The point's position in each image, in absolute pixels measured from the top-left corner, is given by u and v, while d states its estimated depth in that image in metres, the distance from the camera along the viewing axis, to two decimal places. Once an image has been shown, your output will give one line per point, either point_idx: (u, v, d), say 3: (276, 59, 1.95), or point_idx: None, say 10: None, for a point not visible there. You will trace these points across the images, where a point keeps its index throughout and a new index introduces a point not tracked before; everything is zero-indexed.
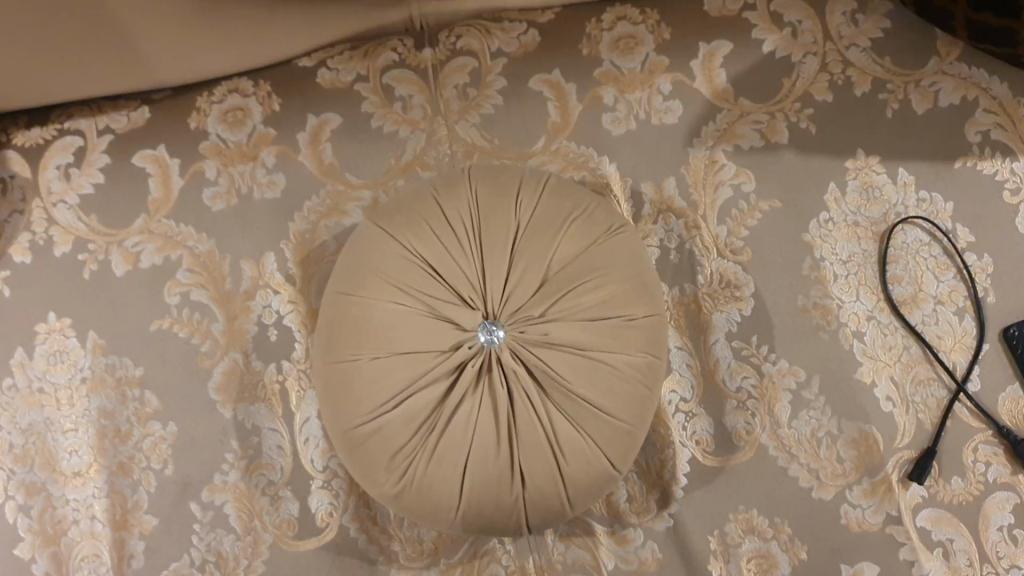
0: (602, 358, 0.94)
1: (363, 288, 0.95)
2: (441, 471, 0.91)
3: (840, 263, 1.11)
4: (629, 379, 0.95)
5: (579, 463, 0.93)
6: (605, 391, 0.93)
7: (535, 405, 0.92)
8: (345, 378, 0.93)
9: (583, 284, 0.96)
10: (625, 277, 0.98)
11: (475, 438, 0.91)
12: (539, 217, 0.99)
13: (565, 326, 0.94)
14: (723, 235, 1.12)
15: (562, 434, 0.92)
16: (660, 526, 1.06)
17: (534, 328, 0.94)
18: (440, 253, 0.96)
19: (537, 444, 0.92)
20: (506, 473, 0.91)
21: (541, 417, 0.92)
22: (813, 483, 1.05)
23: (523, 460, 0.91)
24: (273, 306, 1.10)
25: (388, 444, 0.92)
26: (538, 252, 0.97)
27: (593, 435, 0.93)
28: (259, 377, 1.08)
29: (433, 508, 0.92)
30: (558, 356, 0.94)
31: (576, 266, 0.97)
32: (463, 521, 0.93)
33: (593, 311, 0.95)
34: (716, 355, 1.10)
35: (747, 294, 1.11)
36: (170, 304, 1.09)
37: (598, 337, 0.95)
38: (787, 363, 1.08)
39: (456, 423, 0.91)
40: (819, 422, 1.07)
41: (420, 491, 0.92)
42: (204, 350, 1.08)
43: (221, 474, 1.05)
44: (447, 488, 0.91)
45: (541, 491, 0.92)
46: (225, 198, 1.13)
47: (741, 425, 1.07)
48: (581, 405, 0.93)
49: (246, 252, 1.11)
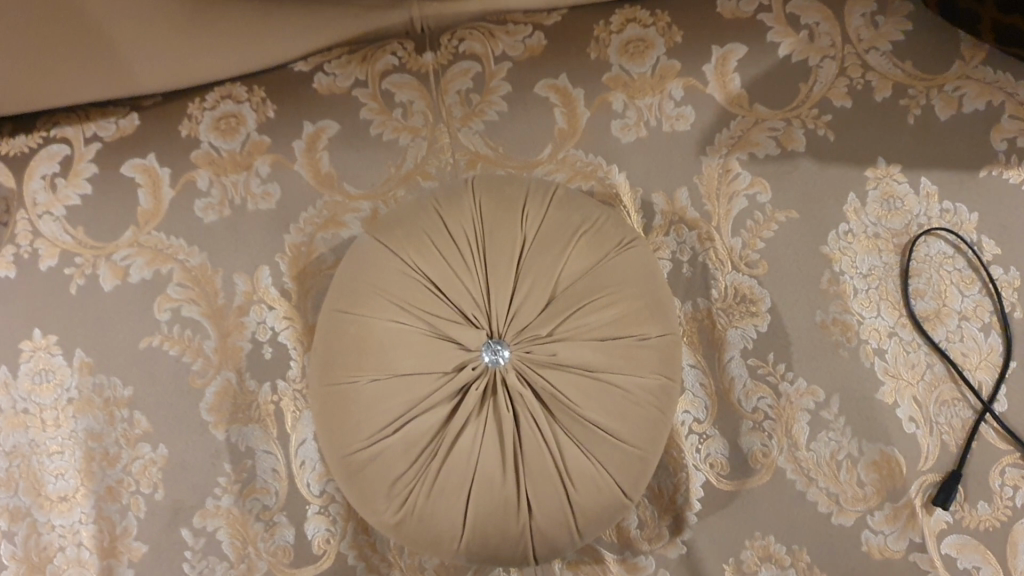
0: (614, 380, 0.89)
1: (361, 306, 0.90)
2: (444, 500, 0.86)
3: (860, 277, 1.06)
4: (642, 402, 0.90)
5: (589, 491, 0.88)
6: (616, 415, 0.89)
7: (543, 430, 0.88)
8: (343, 402, 0.88)
9: (593, 301, 0.91)
10: (637, 294, 0.93)
11: (480, 465, 0.86)
12: (546, 231, 0.94)
13: (574, 345, 0.89)
14: (737, 247, 1.08)
15: (572, 461, 0.88)
16: (673, 553, 1.02)
17: (541, 348, 0.89)
18: (443, 268, 0.92)
19: (545, 471, 0.87)
20: (512, 501, 0.86)
21: (549, 442, 0.88)
22: (833, 508, 1.00)
23: (529, 488, 0.87)
24: (268, 322, 1.05)
25: (388, 471, 0.87)
26: (546, 267, 0.92)
27: (603, 461, 0.89)
28: (253, 397, 1.03)
29: (435, 538, 0.87)
30: (567, 377, 0.89)
31: (586, 283, 0.92)
32: (466, 552, 0.88)
33: (604, 330, 0.90)
34: (731, 373, 1.05)
35: (763, 309, 1.06)
36: (160, 320, 1.05)
37: (609, 358, 0.90)
38: (805, 382, 1.04)
39: (460, 449, 0.87)
40: (838, 444, 1.02)
41: (422, 520, 0.87)
42: (195, 368, 1.04)
43: (213, 498, 1.01)
44: (450, 517, 0.86)
45: (548, 520, 0.87)
46: (218, 209, 1.08)
47: (758, 447, 1.03)
48: (590, 429, 0.88)
49: (241, 266, 1.07)
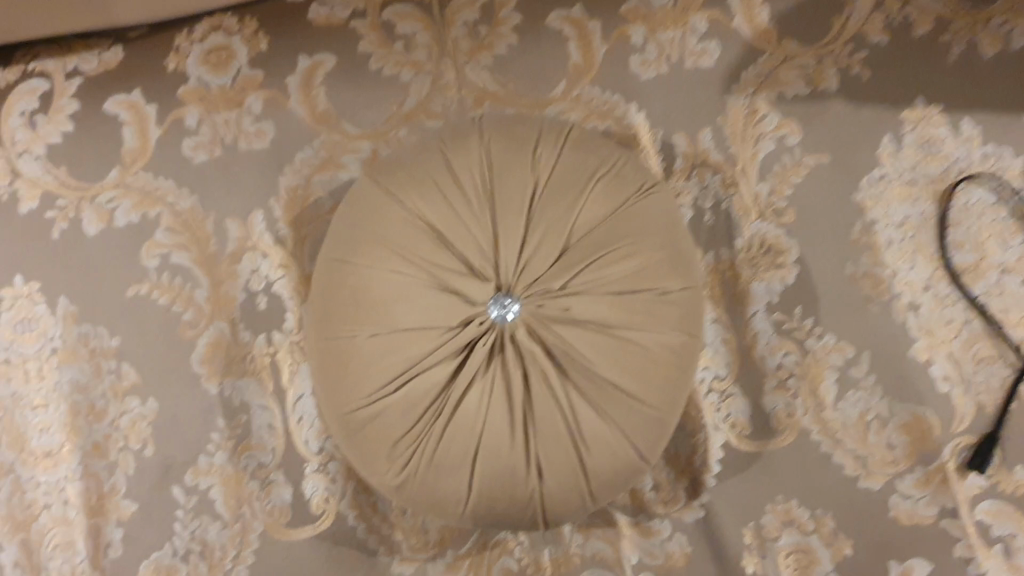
0: (631, 337, 0.83)
1: (361, 256, 0.84)
2: (449, 461, 0.81)
3: (895, 227, 0.99)
4: (662, 360, 0.84)
5: (603, 455, 0.82)
6: (633, 375, 0.83)
7: (554, 389, 0.82)
8: (342, 359, 0.83)
9: (610, 252, 0.85)
10: (657, 245, 0.86)
11: (487, 426, 0.81)
12: (560, 175, 0.86)
13: (589, 300, 0.83)
14: (763, 194, 1.01)
15: (586, 422, 0.82)
16: (691, 517, 0.96)
17: (553, 302, 0.83)
18: (448, 215, 0.85)
19: (556, 433, 0.81)
20: (521, 465, 0.81)
21: (561, 402, 0.82)
22: (859, 472, 0.95)
23: (540, 451, 0.81)
24: (262, 270, 0.99)
25: (391, 432, 0.82)
26: (559, 215, 0.85)
27: (619, 424, 0.83)
28: (247, 350, 0.98)
29: (440, 502, 0.82)
30: (581, 334, 0.83)
31: (602, 232, 0.85)
32: (472, 516, 0.83)
33: (621, 284, 0.84)
34: (755, 328, 0.99)
35: (790, 261, 0.99)
36: (149, 267, 0.99)
37: (626, 314, 0.84)
38: (833, 337, 0.97)
39: (466, 409, 0.81)
40: (867, 404, 0.96)
41: (426, 484, 0.82)
42: (186, 318, 0.98)
43: (206, 455, 0.95)
44: (456, 481, 0.81)
45: (560, 485, 0.82)
46: (208, 148, 1.01)
47: (782, 406, 0.97)
48: (604, 389, 0.82)
49: (233, 210, 1.00)
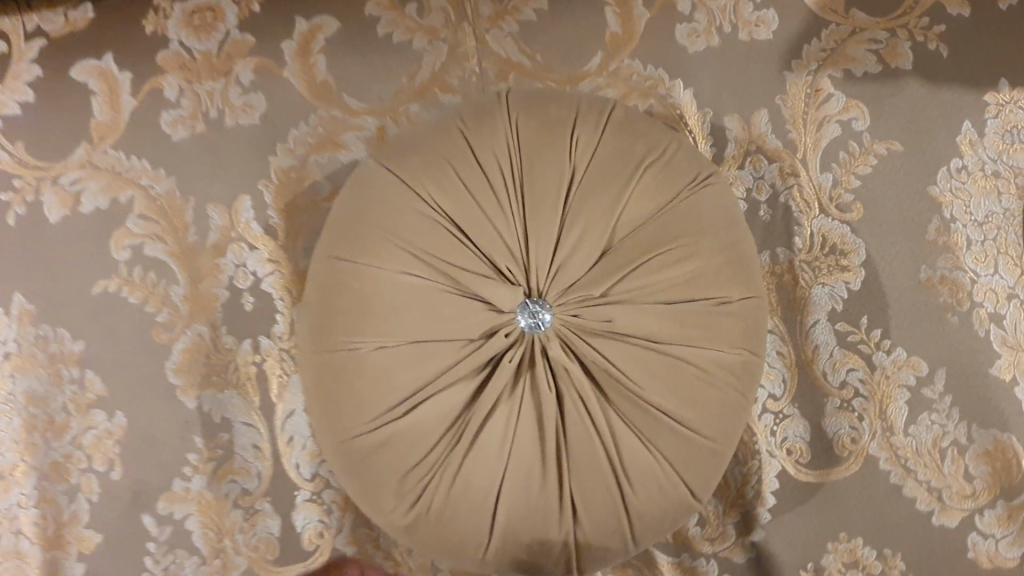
0: (685, 355, 0.70)
1: (365, 254, 0.70)
2: (469, 498, 0.67)
3: (976, 226, 0.86)
4: (720, 383, 0.70)
5: (649, 493, 0.69)
6: (686, 400, 0.69)
7: (593, 415, 0.69)
8: (342, 375, 0.69)
9: (660, 255, 0.72)
10: (715, 247, 0.73)
11: (513, 457, 0.67)
12: (601, 163, 0.73)
13: (635, 310, 0.70)
14: (826, 185, 0.88)
15: (630, 455, 0.69)
16: (740, 557, 0.85)
17: (593, 312, 0.70)
18: (469, 207, 0.72)
19: (595, 465, 0.68)
20: (554, 504, 0.67)
21: (601, 430, 0.69)
22: (933, 506, 0.83)
23: (575, 486, 0.68)
24: (249, 265, 0.86)
25: (400, 461, 0.68)
26: (600, 210, 0.72)
27: (667, 456, 0.70)
28: (230, 357, 0.85)
29: (455, 547, 0.68)
30: (626, 351, 0.70)
31: (650, 230, 0.73)
32: (494, 564, 0.69)
33: (673, 293, 0.71)
34: (814, 339, 0.86)
35: (857, 263, 0.87)
36: (118, 261, 0.85)
37: (679, 327, 0.70)
38: (904, 352, 0.85)
39: (489, 437, 0.68)
40: (942, 429, 0.83)
41: (440, 524, 0.68)
42: (160, 321, 0.84)
43: (182, 480, 0.83)
44: (476, 521, 0.67)
45: (598, 528, 0.68)
46: (189, 124, 0.88)
47: (846, 430, 0.84)
48: (652, 415, 0.69)
49: (216, 195, 0.87)
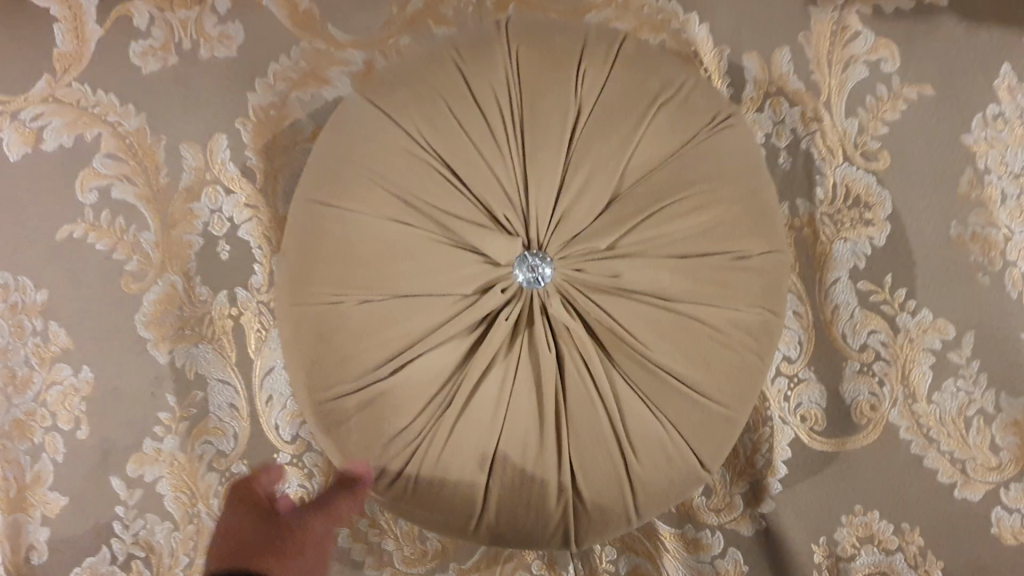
0: (698, 314, 0.64)
1: (349, 197, 0.64)
2: (459, 468, 0.61)
3: (1012, 178, 0.79)
4: (735, 345, 0.64)
5: (656, 463, 0.63)
6: (699, 363, 0.64)
7: (596, 379, 0.63)
8: (321, 330, 0.63)
9: (673, 204, 0.65)
10: (733, 197, 0.66)
11: (508, 425, 0.62)
12: (610, 102, 0.66)
13: (645, 265, 0.64)
14: (852, 132, 0.81)
15: (635, 423, 0.63)
16: (748, 530, 0.79)
17: (598, 267, 0.64)
18: (464, 148, 0.65)
19: (596, 434, 0.62)
20: (550, 475, 0.62)
21: (605, 395, 0.62)
22: (956, 479, 0.77)
23: (575, 456, 0.62)
24: (225, 210, 0.80)
25: (384, 427, 0.62)
26: (608, 154, 0.66)
27: (676, 423, 0.64)
28: (204, 310, 0.78)
29: (445, 517, 0.63)
30: (634, 308, 0.64)
31: (663, 177, 0.66)
32: (488, 534, 0.64)
33: (686, 245, 0.65)
34: (834, 299, 0.80)
35: (882, 217, 0.80)
36: (84, 204, 0.79)
37: (692, 283, 0.64)
38: (929, 314, 0.79)
39: (481, 402, 0.62)
40: (969, 397, 0.77)
41: (427, 494, 0.63)
42: (130, 269, 0.78)
43: (153, 440, 0.77)
44: (467, 492, 0.62)
45: (599, 501, 0.63)
46: (161, 56, 0.81)
47: (864, 396, 0.79)
48: (661, 380, 0.63)
49: (190, 133, 0.80)
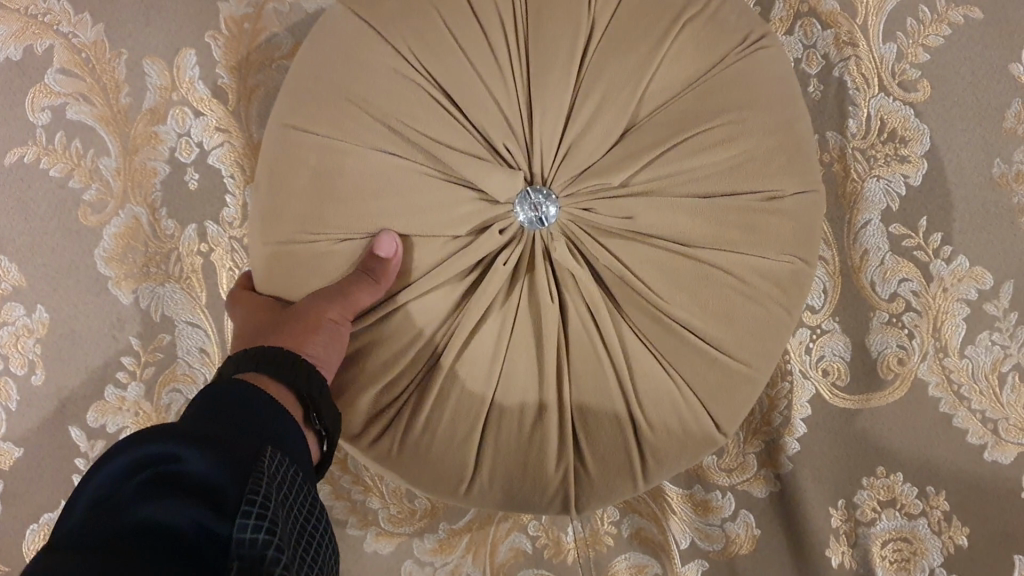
0: (723, 262, 0.57)
1: (326, 124, 0.55)
2: (450, 425, 0.55)
3: None
4: (760, 297, 0.57)
5: (668, 426, 0.57)
6: (719, 316, 0.57)
7: (605, 333, 0.56)
8: (298, 275, 0.56)
9: (697, 136, 0.57)
10: (766, 129, 0.58)
11: (505, 377, 0.55)
12: (628, 18, 0.58)
13: (662, 204, 0.56)
14: (890, 58, 0.74)
15: (648, 381, 0.56)
16: (761, 492, 0.73)
17: (608, 206, 0.56)
18: (459, 66, 0.56)
19: (601, 389, 0.56)
20: (549, 434, 0.55)
21: (613, 350, 0.56)
22: (987, 439, 0.71)
23: (577, 411, 0.56)
24: (192, 135, 0.72)
25: (364, 380, 0.55)
26: (625, 76, 0.57)
27: (691, 382, 0.57)
28: (170, 245, 0.71)
29: (432, 481, 0.57)
30: (648, 252, 0.56)
31: (686, 104, 0.58)
32: (475, 501, 0.57)
33: (711, 182, 0.57)
34: (864, 242, 0.73)
35: (919, 153, 0.73)
36: (36, 124, 0.71)
37: (715, 227, 0.57)
38: (967, 262, 0.72)
39: (477, 353, 0.55)
40: (1004, 351, 0.71)
41: (410, 458, 0.56)
42: (87, 200, 0.71)
43: (115, 387, 0.70)
44: (457, 455, 0.55)
45: (603, 466, 0.56)
46: None
47: (893, 349, 0.73)
48: (676, 334, 0.56)
49: (153, 47, 0.72)
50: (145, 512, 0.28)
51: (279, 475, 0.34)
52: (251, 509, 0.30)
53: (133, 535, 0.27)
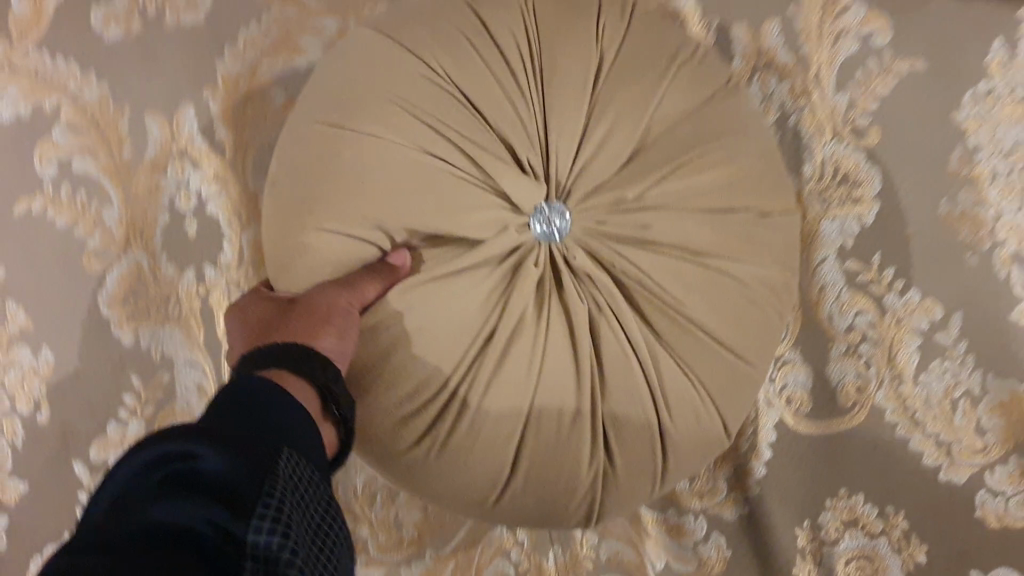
0: (732, 270, 0.60)
1: (368, 119, 0.57)
2: (490, 432, 0.56)
3: (1003, 155, 0.76)
4: (762, 303, 0.61)
5: (688, 424, 0.60)
6: (731, 321, 0.60)
7: (630, 337, 0.58)
8: (315, 274, 0.57)
9: (700, 157, 0.61)
10: (754, 154, 0.63)
11: (541, 385, 0.57)
12: (632, 53, 0.62)
13: (676, 218, 0.59)
14: (842, 107, 0.79)
15: (670, 387, 0.58)
16: (731, 514, 0.79)
17: (625, 220, 0.59)
18: (484, 83, 0.59)
19: (632, 393, 0.58)
20: (585, 438, 0.57)
21: (638, 355, 0.58)
22: (941, 461, 0.75)
23: (609, 416, 0.57)
24: (192, 185, 0.76)
25: (402, 387, 0.56)
26: (634, 102, 0.61)
27: (705, 385, 0.60)
28: (169, 288, 0.76)
29: (463, 487, 0.58)
30: (664, 262, 0.59)
31: (685, 134, 0.62)
32: (508, 502, 0.59)
33: (716, 201, 0.61)
34: (821, 279, 0.79)
35: (870, 195, 0.78)
36: (43, 177, 0.76)
37: (723, 238, 0.60)
38: (918, 295, 0.77)
39: (516, 364, 0.56)
40: (955, 378, 0.75)
41: (446, 464, 0.57)
42: (91, 248, 0.75)
43: (116, 424, 0.75)
44: (495, 461, 0.57)
45: (630, 465, 0.59)
46: (123, 22, 0.77)
47: (851, 378, 0.78)
48: (694, 338, 0.59)
49: (154, 101, 0.77)
50: (158, 513, 0.32)
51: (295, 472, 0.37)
52: (262, 509, 0.33)
53: (137, 537, 0.31)
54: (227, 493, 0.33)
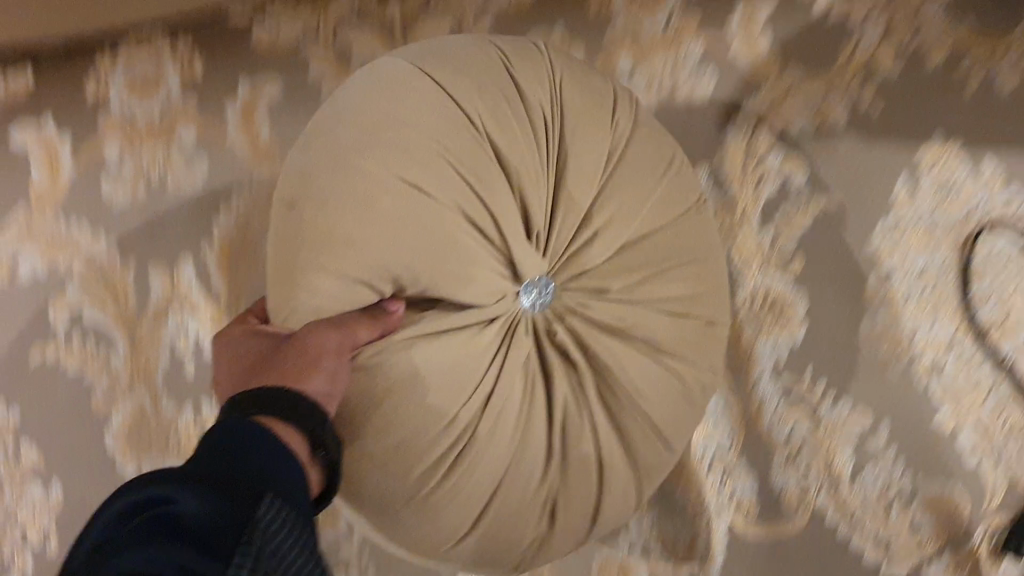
0: (677, 369, 0.64)
1: (387, 165, 0.57)
2: (472, 484, 0.58)
3: (912, 279, 0.87)
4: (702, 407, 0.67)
5: (623, 504, 0.64)
6: (678, 417, 0.65)
7: (595, 412, 0.62)
8: (300, 311, 0.56)
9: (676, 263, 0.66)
10: (715, 267, 0.69)
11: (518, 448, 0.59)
12: (637, 151, 0.66)
13: (650, 314, 0.64)
14: (767, 242, 0.89)
15: (614, 480, 0.62)
16: None
17: (599, 309, 0.63)
18: (512, 143, 0.61)
19: (586, 466, 0.61)
20: (539, 501, 0.60)
21: (598, 433, 0.62)
22: (880, 557, 0.83)
23: (562, 488, 0.61)
24: (190, 330, 0.85)
25: (394, 439, 0.56)
26: (632, 203, 0.65)
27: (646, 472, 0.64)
28: (169, 425, 0.84)
29: (420, 536, 0.59)
30: (631, 353, 0.63)
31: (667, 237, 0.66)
32: (452, 554, 0.62)
33: (678, 307, 0.65)
34: (760, 394, 0.87)
35: (797, 321, 0.88)
36: (55, 330, 0.86)
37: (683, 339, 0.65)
38: (848, 407, 0.86)
39: (502, 428, 0.58)
40: (889, 481, 0.84)
41: (419, 514, 0.58)
42: (98, 392, 0.85)
43: None
44: (458, 519, 0.59)
45: (567, 533, 0.62)
46: (130, 190, 0.88)
47: (792, 485, 0.85)
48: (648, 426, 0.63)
49: (158, 258, 0.86)
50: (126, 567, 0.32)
51: (276, 515, 0.36)
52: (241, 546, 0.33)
53: None
54: (203, 535, 0.33)
